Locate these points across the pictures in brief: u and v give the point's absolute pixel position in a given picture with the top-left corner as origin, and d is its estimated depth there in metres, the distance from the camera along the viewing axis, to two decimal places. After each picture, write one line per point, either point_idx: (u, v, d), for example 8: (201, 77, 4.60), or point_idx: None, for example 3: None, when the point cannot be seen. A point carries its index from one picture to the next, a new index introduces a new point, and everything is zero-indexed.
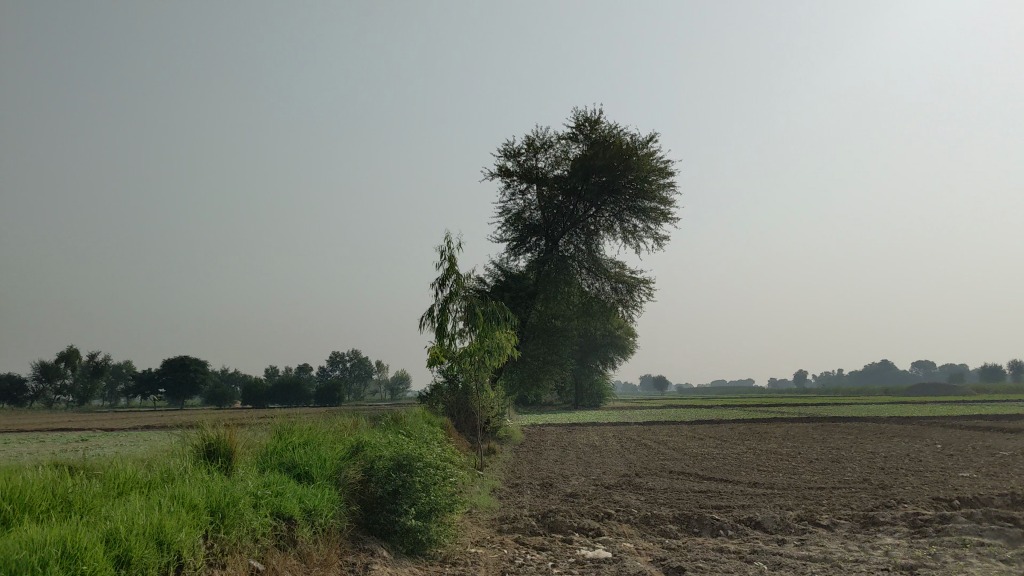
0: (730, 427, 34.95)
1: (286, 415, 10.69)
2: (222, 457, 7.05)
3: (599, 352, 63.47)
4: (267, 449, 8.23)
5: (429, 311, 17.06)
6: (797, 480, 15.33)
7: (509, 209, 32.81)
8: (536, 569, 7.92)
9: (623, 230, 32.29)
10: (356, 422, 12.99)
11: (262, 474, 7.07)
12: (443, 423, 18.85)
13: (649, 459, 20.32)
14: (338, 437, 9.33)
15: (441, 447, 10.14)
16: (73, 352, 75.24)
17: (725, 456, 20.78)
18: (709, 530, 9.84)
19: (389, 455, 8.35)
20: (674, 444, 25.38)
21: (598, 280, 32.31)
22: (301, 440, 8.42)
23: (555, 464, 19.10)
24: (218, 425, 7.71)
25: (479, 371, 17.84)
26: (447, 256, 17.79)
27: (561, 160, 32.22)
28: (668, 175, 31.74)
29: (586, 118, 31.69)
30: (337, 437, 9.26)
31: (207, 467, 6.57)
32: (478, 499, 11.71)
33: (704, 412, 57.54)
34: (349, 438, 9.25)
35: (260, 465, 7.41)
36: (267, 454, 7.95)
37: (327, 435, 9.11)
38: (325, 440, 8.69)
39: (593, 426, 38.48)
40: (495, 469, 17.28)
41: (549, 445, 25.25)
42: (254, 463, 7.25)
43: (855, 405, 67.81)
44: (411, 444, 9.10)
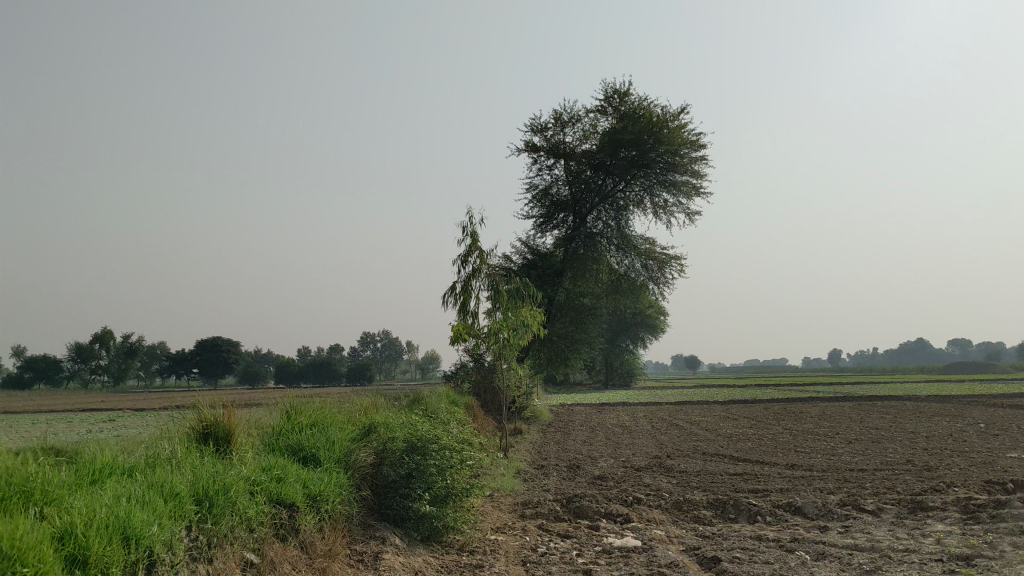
0: (765, 407, 34.22)
1: (300, 396, 10.25)
2: (219, 441, 6.55)
3: (631, 331, 62.89)
4: (272, 432, 7.73)
5: (451, 288, 16.53)
6: (837, 461, 14.67)
7: (537, 185, 32.20)
8: (559, 559, 7.36)
9: (654, 205, 31.50)
10: (376, 403, 12.50)
11: (262, 458, 6.56)
12: (468, 404, 18.39)
13: (680, 440, 19.73)
14: (350, 417, 8.82)
15: (461, 428, 9.63)
16: (107, 334, 75.66)
17: (758, 437, 20.13)
18: (747, 516, 9.24)
19: (402, 436, 7.83)
20: (706, 425, 24.73)
21: (628, 257, 31.45)
22: (309, 421, 7.92)
23: (582, 445, 18.55)
24: (219, 405, 7.22)
25: (504, 350, 17.32)
26: (470, 232, 17.24)
27: (589, 134, 31.50)
28: (699, 148, 30.94)
29: (615, 91, 30.94)
30: (350, 418, 8.74)
31: (201, 450, 6.08)
32: (502, 483, 11.21)
33: (737, 391, 56.73)
34: (362, 418, 8.73)
35: (262, 450, 6.90)
36: (272, 437, 7.44)
37: (339, 416, 8.60)
38: (335, 421, 8.18)
39: (626, 405, 37.94)
40: (520, 450, 16.78)
41: (578, 425, 24.72)
42: (254, 446, 6.74)
43: (893, 384, 66.68)
44: (428, 424, 8.57)
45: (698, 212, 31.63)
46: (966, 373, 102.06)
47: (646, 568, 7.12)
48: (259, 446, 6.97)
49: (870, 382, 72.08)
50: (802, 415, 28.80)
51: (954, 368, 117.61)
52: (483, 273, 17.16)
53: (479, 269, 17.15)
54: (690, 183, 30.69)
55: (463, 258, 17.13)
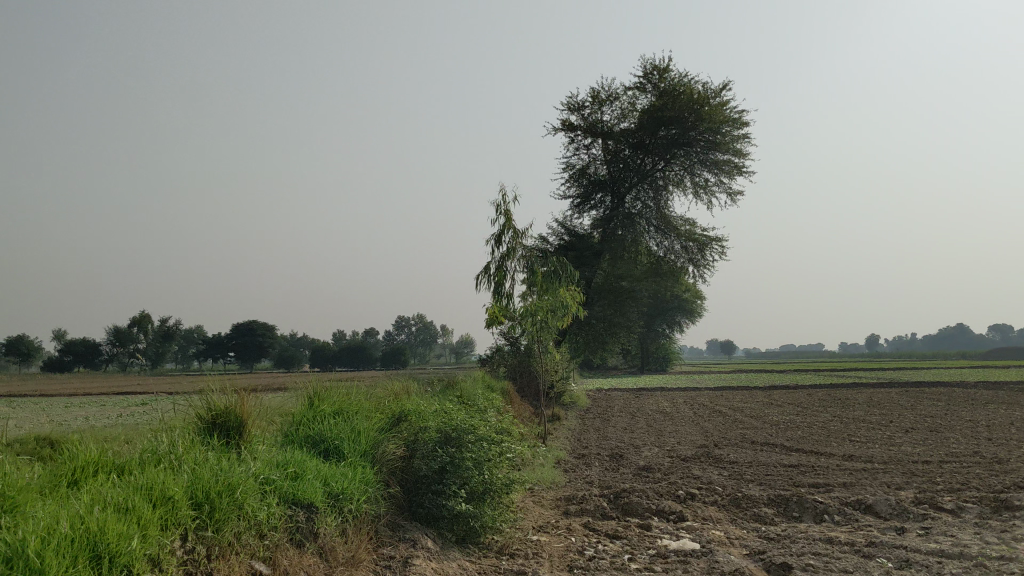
0: (809, 393, 33.22)
1: (326, 381, 9.55)
2: (230, 433, 5.85)
3: (667, 316, 61.97)
4: (292, 423, 7.03)
5: (486, 269, 15.78)
6: (896, 452, 13.77)
7: (573, 164, 31.33)
8: (609, 565, 6.58)
9: (695, 185, 30.51)
10: (409, 389, 11.82)
11: (278, 451, 5.85)
12: (504, 389, 17.69)
13: (726, 428, 18.88)
14: (379, 404, 8.10)
15: (499, 417, 8.89)
16: (146, 318, 75.74)
17: (807, 425, 19.22)
18: (812, 515, 8.42)
19: (434, 426, 7.11)
20: (750, 412, 23.85)
21: (667, 238, 30.53)
22: (332, 409, 7.20)
23: (623, 432, 17.80)
24: (231, 391, 6.52)
25: (541, 332, 16.51)
26: (503, 210, 16.44)
27: (628, 112, 30.57)
28: (742, 126, 29.89)
29: (655, 67, 29.96)
30: (378, 404, 8.03)
31: (207, 442, 5.38)
32: (543, 475, 10.46)
33: (777, 377, 55.63)
34: (392, 405, 8.01)
35: (278, 443, 6.19)
36: (292, 427, 6.75)
37: (366, 404, 7.88)
38: (361, 408, 7.47)
39: (664, 391, 37.12)
40: (559, 438, 16.06)
41: (617, 411, 23.94)
42: (269, 438, 6.03)
43: (939, 369, 65.13)
44: (463, 413, 7.84)
45: (741, 192, 30.60)
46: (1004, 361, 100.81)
47: None
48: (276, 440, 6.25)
49: (912, 368, 70.59)
50: (850, 401, 27.79)
51: (997, 354, 115.24)
52: (519, 253, 16.39)
53: (514, 249, 16.39)
54: (732, 162, 29.66)
55: (497, 237, 16.36)
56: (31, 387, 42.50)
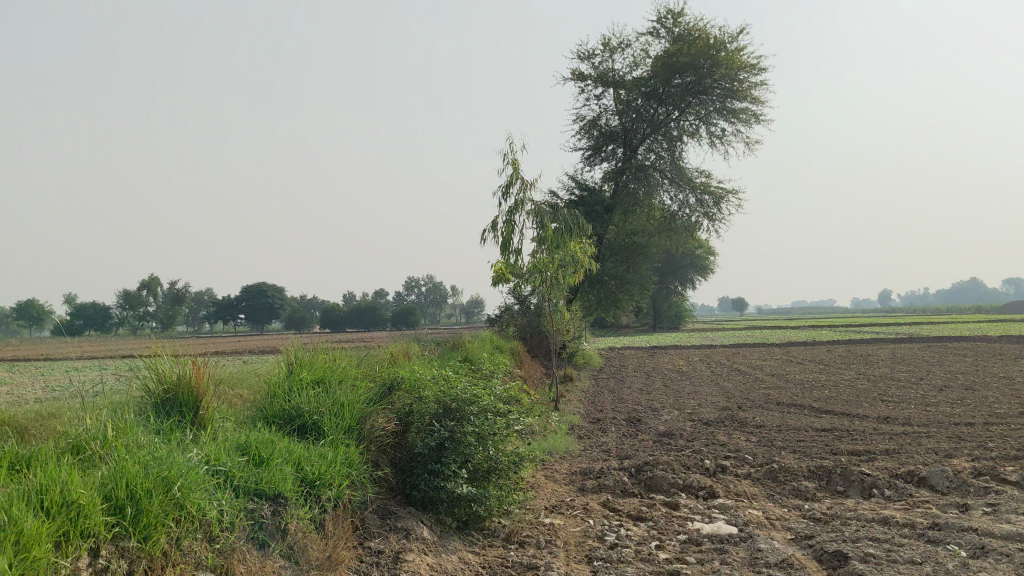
0: (829, 350, 32.25)
1: (313, 346, 8.61)
2: (182, 410, 4.92)
3: (678, 273, 61.07)
4: (265, 396, 6.08)
5: (493, 223, 14.76)
6: (934, 413, 12.85)
7: (583, 115, 30.15)
8: (634, 555, 5.66)
9: (710, 135, 29.32)
10: (410, 353, 10.93)
11: (238, 430, 4.92)
12: (513, 350, 16.81)
13: (748, 387, 17.99)
14: (369, 371, 7.15)
15: (506, 384, 7.96)
16: (155, 281, 75.15)
17: (833, 384, 18.28)
18: (859, 490, 7.50)
19: (432, 396, 6.17)
20: (770, 369, 22.97)
21: (682, 192, 29.27)
22: (314, 377, 6.25)
23: (640, 394, 16.90)
24: (187, 359, 5.57)
25: (552, 290, 15.53)
26: (511, 160, 15.41)
27: (640, 60, 29.35)
28: (760, 72, 28.62)
29: (668, 11, 28.63)
30: (369, 371, 7.09)
31: (146, 421, 4.44)
32: (555, 444, 9.58)
33: (795, 333, 54.70)
34: (384, 372, 7.06)
35: (243, 422, 5.26)
36: (263, 402, 5.81)
37: (354, 370, 6.94)
38: (347, 375, 6.53)
39: (679, 349, 36.23)
40: (572, 401, 15.19)
41: (632, 371, 23.10)
42: (231, 415, 5.10)
43: (958, 324, 63.99)
44: (465, 380, 6.91)
45: (759, 143, 29.42)
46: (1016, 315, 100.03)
47: (750, 568, 5.39)
48: (242, 421, 5.31)
49: (930, 322, 69.46)
50: (873, 358, 26.84)
51: (1011, 308, 113.98)
52: (528, 206, 15.37)
53: (522, 201, 15.37)
54: (750, 110, 28.46)
55: (504, 189, 15.33)
56: (37, 351, 42.00)
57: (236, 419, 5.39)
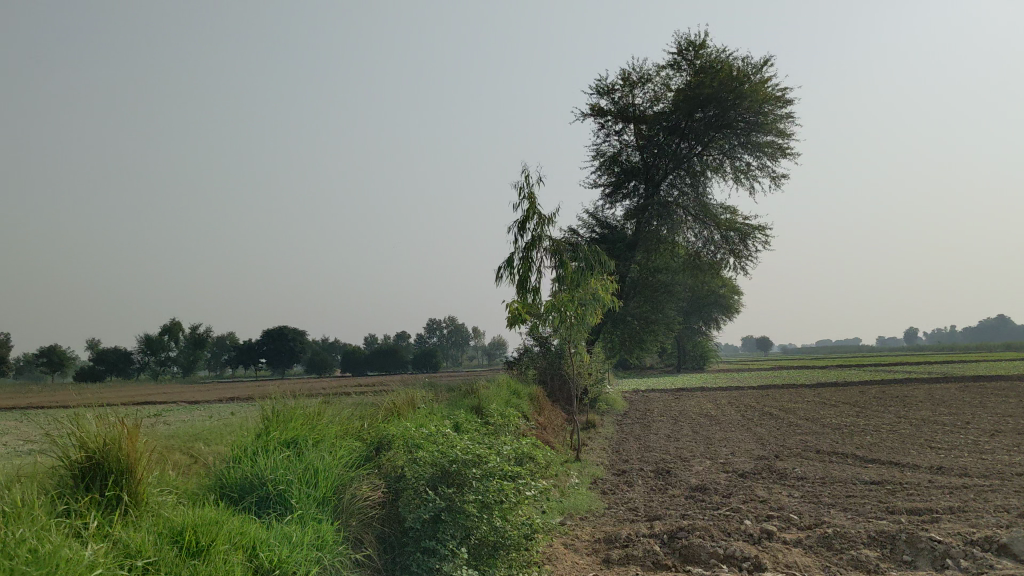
0: (862, 391, 30.96)
1: (299, 400, 7.68)
2: (104, 489, 3.97)
3: (702, 312, 59.87)
4: (226, 463, 5.12)
5: (508, 260, 13.85)
6: (992, 462, 11.70)
7: (604, 151, 29.43)
8: None
9: (734, 170, 28.46)
10: (416, 402, 9.98)
11: (175, 512, 3.94)
12: (531, 395, 15.84)
13: (782, 433, 16.87)
14: (353, 428, 6.18)
15: (517, 441, 6.98)
16: (176, 325, 74.85)
17: (873, 428, 17.11)
18: (929, 560, 6.44)
19: (425, 460, 5.20)
20: (804, 413, 21.80)
21: (706, 229, 28.33)
22: (286, 437, 5.30)
23: (667, 441, 15.84)
24: (122, 421, 4.60)
25: (572, 331, 14.55)
26: (527, 194, 14.54)
27: (662, 94, 28.61)
28: (787, 105, 27.78)
29: (689, 43, 27.95)
30: (352, 429, 6.12)
31: (40, 509, 3.46)
32: (575, 504, 8.57)
33: (824, 373, 53.21)
34: (369, 431, 6.09)
35: (187, 498, 4.29)
36: (220, 472, 4.84)
37: (335, 426, 5.97)
38: (326, 434, 5.56)
39: (706, 390, 35.05)
40: (594, 450, 14.18)
41: (656, 415, 22.02)
42: (168, 494, 4.12)
43: (991, 362, 62.25)
44: (467, 438, 5.92)
45: (786, 177, 28.51)
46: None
47: None
48: (189, 499, 4.34)
49: (961, 361, 67.67)
50: (909, 400, 25.56)
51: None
52: (544, 242, 14.48)
53: (539, 237, 14.48)
54: (775, 144, 27.58)
55: (520, 224, 14.46)
56: (53, 396, 41.49)
57: (183, 494, 4.42)
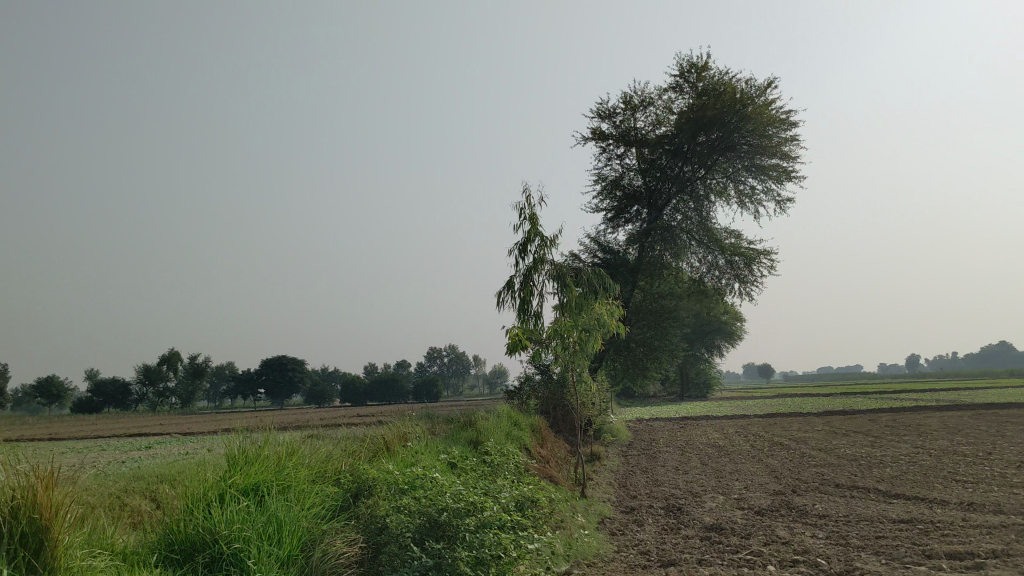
0: (872, 419, 30.16)
1: (275, 436, 7.00)
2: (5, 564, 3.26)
3: (706, 339, 59.23)
4: (175, 517, 4.42)
5: (508, 284, 13.18)
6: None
7: (605, 176, 28.90)
8: None
9: (739, 194, 27.88)
10: (408, 436, 9.27)
11: None
12: (534, 427, 15.13)
13: (796, 465, 16.10)
14: (327, 471, 5.49)
15: (516, 485, 6.26)
16: (175, 355, 74.19)
17: (891, 460, 16.36)
18: None
19: (406, 515, 4.49)
20: (815, 443, 21.02)
21: (711, 253, 27.71)
22: (243, 482, 4.60)
23: (676, 474, 15.08)
24: (41, 474, 3.90)
25: (576, 358, 13.83)
26: (528, 215, 13.87)
27: (664, 117, 28.10)
28: (791, 127, 27.24)
29: (691, 65, 27.48)
30: (325, 472, 5.42)
31: None
32: (582, 549, 7.84)
33: (830, 400, 52.44)
34: (345, 475, 5.39)
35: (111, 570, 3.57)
36: (165, 531, 4.13)
37: (307, 469, 5.28)
38: (294, 480, 4.87)
39: (710, 419, 34.28)
40: (600, 484, 13.44)
41: (663, 445, 21.25)
42: None
43: (997, 389, 61.44)
44: (457, 481, 5.21)
45: (790, 200, 27.92)
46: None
47: None
48: (121, 565, 3.76)
49: (966, 388, 66.85)
50: (922, 428, 24.79)
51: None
52: (546, 265, 13.80)
53: (541, 260, 13.80)
54: (780, 167, 26.98)
55: (521, 247, 13.79)
56: (49, 429, 40.79)
57: (113, 556, 3.84)
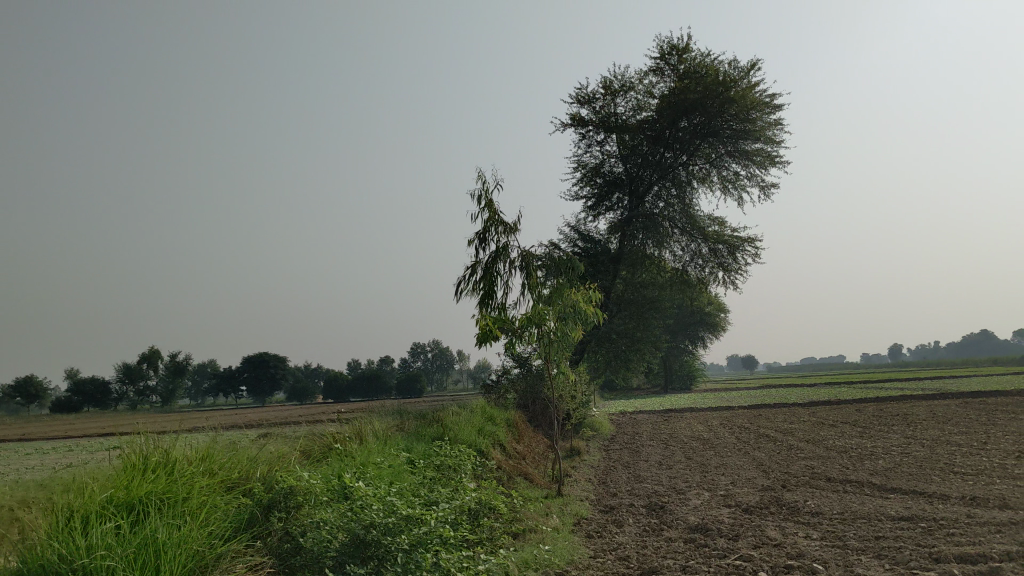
0: (858, 410, 29.59)
1: (201, 439, 6.23)
2: None
3: (689, 331, 58.67)
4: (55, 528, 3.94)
5: (471, 272, 12.36)
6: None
7: (585, 163, 28.14)
8: None
9: (722, 180, 27.23)
10: (365, 433, 8.48)
11: None
12: (509, 422, 14.36)
13: (784, 458, 15.39)
14: (234, 482, 5.02)
15: (464, 491, 5.70)
16: (155, 353, 72.95)
17: (882, 451, 15.68)
18: None
19: (329, 536, 4.07)
20: (803, 435, 20.36)
21: (693, 241, 27.06)
22: (123, 499, 4.04)
23: (659, 469, 14.35)
24: None
25: (551, 347, 13.01)
26: (486, 202, 13.09)
27: (645, 102, 27.35)
28: (775, 111, 26.56)
29: (672, 47, 26.75)
30: (233, 482, 4.97)
31: None
32: (555, 558, 7.07)
33: (814, 391, 51.99)
34: (255, 487, 4.93)
35: None
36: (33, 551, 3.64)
37: (213, 479, 4.80)
38: (195, 491, 4.41)
39: (694, 412, 33.64)
40: (579, 482, 12.68)
41: (646, 439, 20.52)
42: None
43: (979, 377, 61.27)
44: (384, 491, 4.78)
45: (774, 186, 27.27)
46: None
47: None
48: None
49: (949, 376, 66.70)
50: (910, 419, 24.19)
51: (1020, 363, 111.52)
52: (510, 252, 13.01)
53: (504, 247, 13.01)
54: (764, 152, 26.29)
55: (481, 234, 13.00)
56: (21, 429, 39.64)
57: None
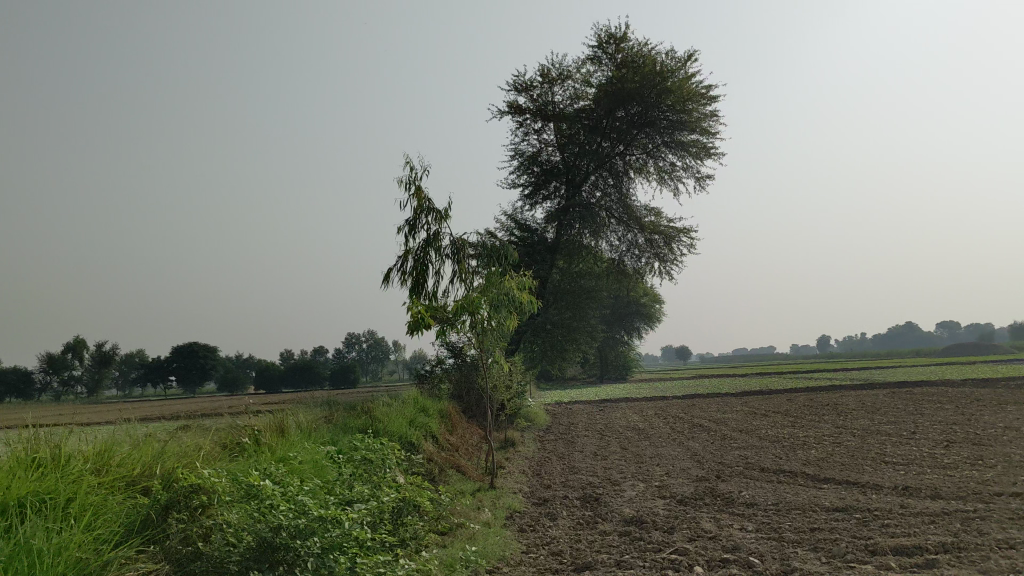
0: (790, 400, 29.89)
1: (106, 433, 5.83)
2: None
3: (624, 321, 58.96)
4: None
5: (402, 260, 12.01)
6: (961, 479, 10.23)
7: (522, 151, 27.91)
8: None
9: (658, 170, 27.24)
10: (287, 426, 8.09)
11: None
12: (442, 412, 14.05)
13: (718, 449, 15.31)
14: (132, 479, 4.81)
15: (384, 487, 5.50)
16: (81, 342, 70.88)
17: (815, 441, 15.73)
18: None
19: (233, 543, 3.93)
20: (736, 424, 20.43)
21: (630, 231, 27.08)
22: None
23: (594, 460, 14.18)
24: None
25: (485, 337, 12.74)
26: (416, 189, 12.75)
27: (582, 91, 27.21)
28: (710, 102, 26.64)
29: (610, 36, 26.64)
30: (130, 479, 4.77)
31: None
32: (486, 554, 6.80)
33: (746, 381, 52.62)
34: (153, 484, 4.72)
35: None
36: None
37: (106, 478, 4.59)
38: (83, 494, 4.21)
39: (629, 402, 33.69)
40: (512, 473, 12.44)
41: (581, 429, 20.38)
42: None
43: (905, 367, 62.74)
44: (292, 485, 4.63)
45: (709, 177, 27.39)
46: (949, 356, 100.29)
47: None
48: None
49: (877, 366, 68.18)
50: (840, 408, 24.48)
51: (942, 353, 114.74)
52: (441, 240, 12.69)
53: (436, 235, 12.69)
54: (700, 143, 26.36)
55: (411, 222, 12.65)
56: None
57: None
